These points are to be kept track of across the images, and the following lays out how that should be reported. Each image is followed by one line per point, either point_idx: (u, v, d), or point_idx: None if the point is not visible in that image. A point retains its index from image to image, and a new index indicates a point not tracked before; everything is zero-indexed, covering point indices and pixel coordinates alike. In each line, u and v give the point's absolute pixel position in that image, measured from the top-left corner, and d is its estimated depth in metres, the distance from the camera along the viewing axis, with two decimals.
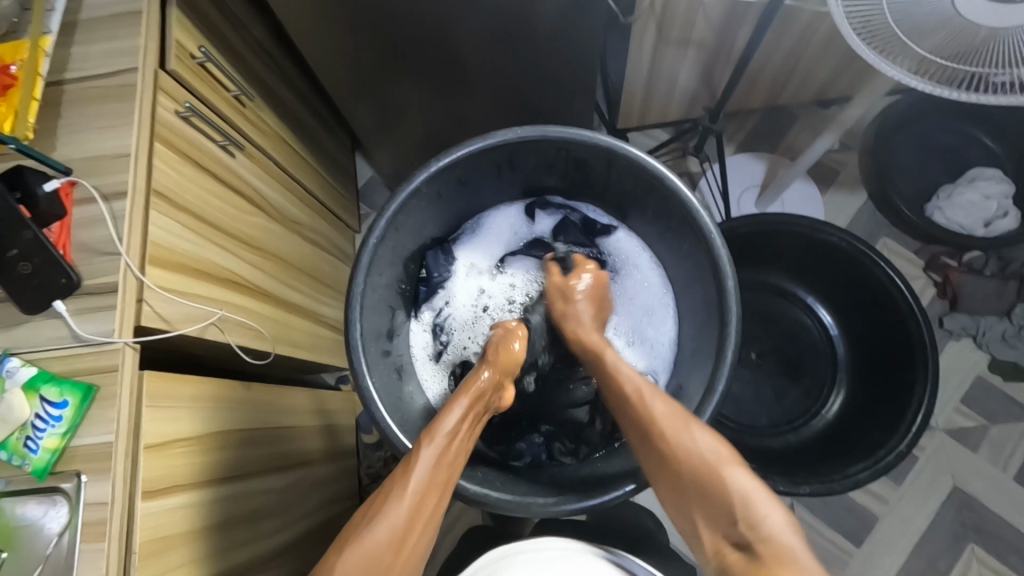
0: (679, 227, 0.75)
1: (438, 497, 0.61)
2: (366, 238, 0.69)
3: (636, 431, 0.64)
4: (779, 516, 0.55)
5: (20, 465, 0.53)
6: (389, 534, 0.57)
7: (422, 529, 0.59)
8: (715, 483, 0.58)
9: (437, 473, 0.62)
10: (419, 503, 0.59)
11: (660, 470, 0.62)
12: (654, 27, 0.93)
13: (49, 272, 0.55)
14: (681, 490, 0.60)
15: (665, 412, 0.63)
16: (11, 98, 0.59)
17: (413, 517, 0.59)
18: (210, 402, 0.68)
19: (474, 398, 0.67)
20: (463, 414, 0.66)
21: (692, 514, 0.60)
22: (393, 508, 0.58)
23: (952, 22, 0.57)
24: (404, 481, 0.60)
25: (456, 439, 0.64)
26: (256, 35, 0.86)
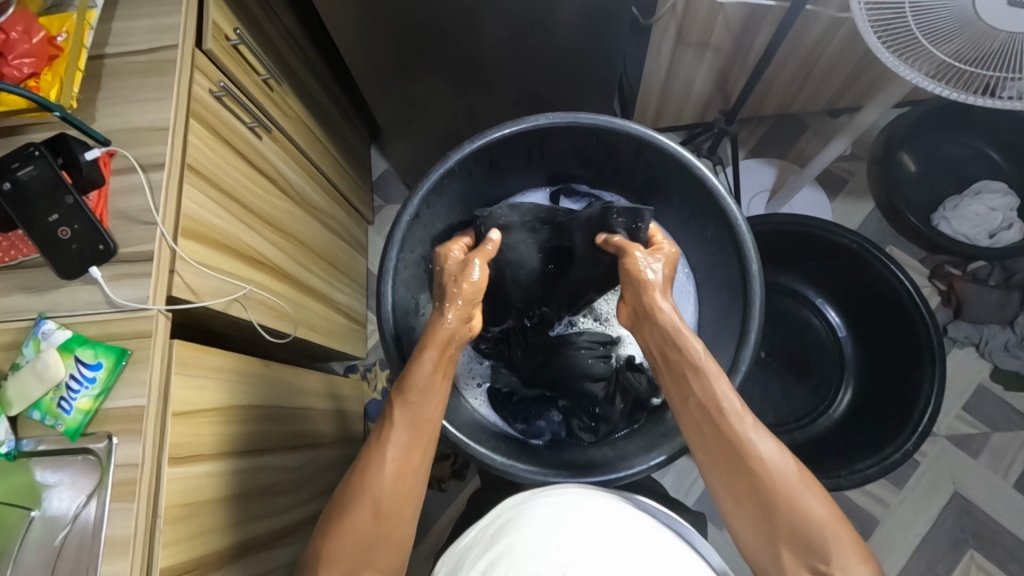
0: (704, 214, 0.77)
1: (417, 458, 0.64)
2: (400, 214, 0.72)
3: (724, 456, 0.61)
4: (864, 570, 0.54)
5: (53, 425, 0.55)
6: (370, 504, 0.60)
7: (407, 490, 0.62)
8: (804, 517, 0.56)
9: (413, 426, 0.65)
10: (400, 471, 0.62)
11: (744, 493, 0.59)
12: (674, 29, 0.95)
13: (87, 237, 0.57)
14: (768, 516, 0.57)
15: (754, 430, 0.61)
16: (57, 68, 0.61)
17: (395, 484, 0.62)
18: (234, 375, 0.69)
19: (440, 345, 0.68)
20: (431, 366, 0.67)
21: (778, 547, 0.57)
22: (371, 476, 0.61)
23: (970, 30, 0.58)
24: (382, 451, 0.63)
25: (426, 398, 0.66)
26: (286, 21, 0.88)
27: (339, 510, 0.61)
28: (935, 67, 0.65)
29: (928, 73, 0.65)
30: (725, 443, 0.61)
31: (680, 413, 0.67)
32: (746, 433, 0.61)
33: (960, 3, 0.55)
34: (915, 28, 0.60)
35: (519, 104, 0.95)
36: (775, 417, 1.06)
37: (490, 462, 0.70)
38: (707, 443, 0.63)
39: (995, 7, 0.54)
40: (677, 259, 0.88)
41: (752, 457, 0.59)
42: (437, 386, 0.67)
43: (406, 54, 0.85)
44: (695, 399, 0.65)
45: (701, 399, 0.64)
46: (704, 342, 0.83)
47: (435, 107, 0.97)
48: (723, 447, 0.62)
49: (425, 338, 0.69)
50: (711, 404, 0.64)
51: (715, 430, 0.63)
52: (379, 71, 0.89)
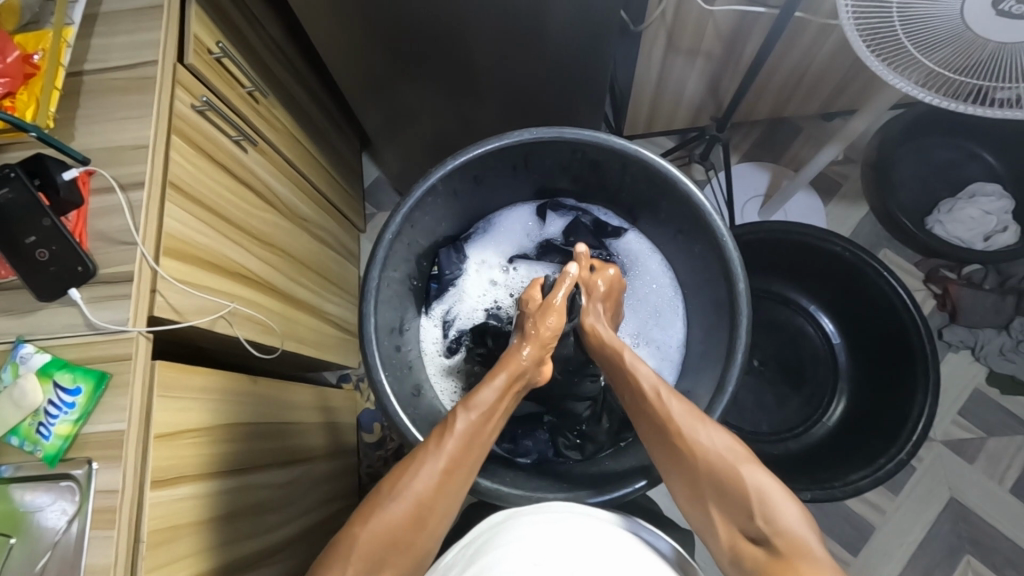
0: (692, 229, 0.77)
1: (469, 465, 0.65)
2: (382, 233, 0.72)
3: (652, 428, 0.66)
4: (791, 510, 0.57)
5: (32, 450, 0.54)
6: (414, 500, 0.61)
7: (448, 499, 0.63)
8: (726, 475, 0.60)
9: (471, 441, 0.65)
10: (445, 478, 0.63)
11: (671, 462, 0.65)
12: (664, 36, 0.94)
13: (67, 259, 0.57)
14: (695, 475, 0.62)
15: (679, 410, 0.65)
16: (33, 87, 0.61)
17: (442, 483, 0.63)
18: (219, 394, 0.68)
19: (513, 374, 0.70)
20: (501, 390, 0.69)
21: (708, 508, 0.61)
22: (423, 471, 0.63)
23: (959, 39, 0.57)
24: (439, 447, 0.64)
25: (491, 415, 0.67)
26: (272, 32, 0.87)
27: (381, 502, 0.61)
28: (924, 76, 0.64)
29: (917, 82, 0.64)
30: (659, 423, 0.66)
31: (622, 400, 0.72)
32: (670, 409, 0.65)
33: (949, 12, 0.54)
34: (904, 38, 0.59)
35: (508, 112, 0.95)
36: (769, 427, 1.05)
37: (474, 484, 0.70)
38: (641, 420, 0.68)
39: (982, 15, 0.53)
40: (666, 274, 0.87)
41: (684, 430, 0.64)
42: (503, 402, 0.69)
43: (392, 64, 0.84)
44: (625, 386, 0.70)
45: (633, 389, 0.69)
46: (693, 359, 0.82)
47: (424, 115, 0.96)
48: (653, 421, 0.66)
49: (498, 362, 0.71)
50: (635, 383, 0.69)
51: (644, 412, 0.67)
52: (366, 81, 0.88)
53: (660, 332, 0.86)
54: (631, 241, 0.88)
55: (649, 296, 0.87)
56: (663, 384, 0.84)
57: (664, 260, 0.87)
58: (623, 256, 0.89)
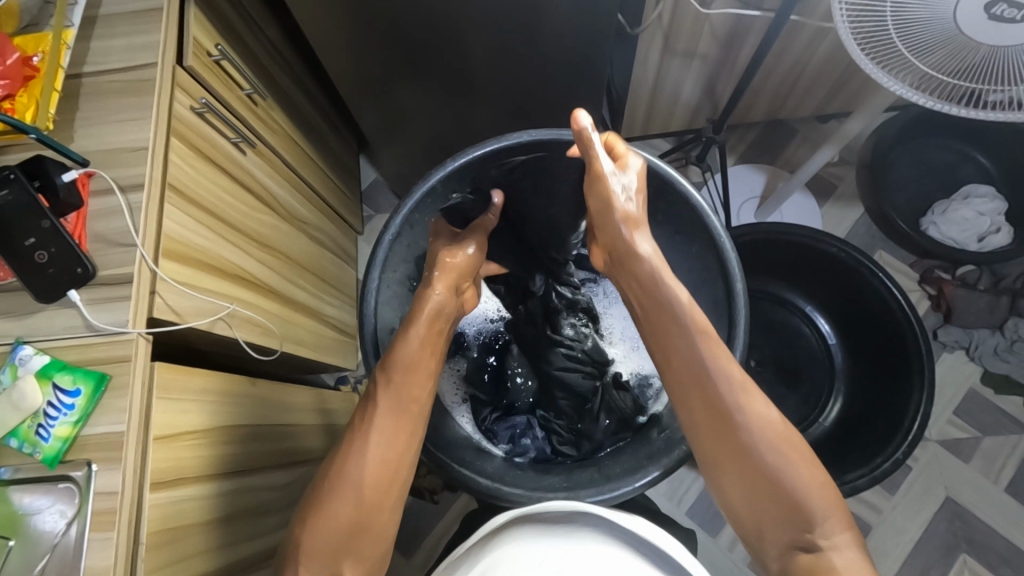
0: (689, 231, 0.77)
1: (405, 441, 0.65)
2: (382, 234, 0.72)
3: (706, 418, 0.61)
4: (845, 535, 0.56)
5: (31, 453, 0.54)
6: (353, 490, 0.61)
7: (390, 476, 0.63)
8: (787, 484, 0.57)
9: (398, 411, 0.66)
10: (383, 456, 0.63)
11: (733, 464, 0.59)
12: (661, 39, 0.95)
13: (65, 261, 0.57)
14: (755, 487, 0.58)
15: (745, 402, 0.60)
16: (32, 90, 0.61)
17: (381, 469, 0.63)
18: (218, 396, 0.68)
19: (429, 319, 0.71)
20: (419, 342, 0.69)
21: (762, 517, 0.58)
22: (354, 462, 0.62)
23: (952, 42, 0.58)
24: (367, 435, 0.64)
25: (413, 373, 0.68)
26: (270, 35, 0.87)
27: (321, 499, 0.61)
28: (918, 78, 0.64)
29: (911, 84, 0.65)
30: (708, 401, 0.61)
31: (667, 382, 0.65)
32: (734, 407, 0.60)
33: (942, 15, 0.55)
34: (898, 41, 0.60)
35: (505, 114, 0.95)
36: None
37: (476, 484, 0.71)
38: (691, 406, 0.62)
39: (975, 18, 0.54)
40: None
41: (745, 424, 0.59)
42: (426, 362, 0.69)
43: (390, 66, 0.84)
44: (678, 362, 0.64)
45: (704, 376, 0.61)
46: None
47: (422, 118, 0.97)
48: (708, 417, 0.61)
49: (413, 311, 0.72)
50: (692, 361, 0.62)
51: (711, 409, 0.61)
52: (364, 83, 0.88)
53: None
54: None
55: None
56: None
57: None
58: None
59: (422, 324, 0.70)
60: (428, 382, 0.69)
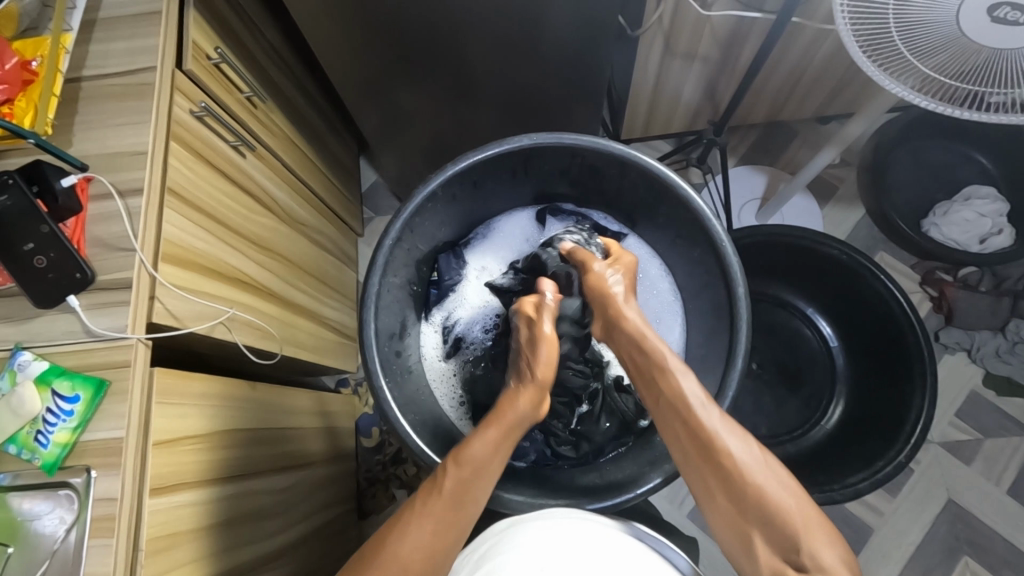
0: (690, 234, 0.77)
1: (454, 539, 0.61)
2: (383, 238, 0.72)
3: (692, 447, 0.62)
4: (833, 553, 0.54)
5: (30, 459, 0.54)
6: (395, 568, 0.57)
7: (434, 563, 0.59)
8: (764, 499, 0.57)
9: (458, 498, 0.62)
10: (431, 541, 0.60)
11: (706, 485, 0.61)
12: (662, 40, 0.95)
13: (64, 266, 0.57)
14: (736, 505, 0.58)
15: (717, 420, 0.62)
16: (31, 94, 0.61)
17: (425, 554, 0.59)
18: (218, 400, 0.68)
19: (504, 427, 0.67)
20: (490, 441, 0.66)
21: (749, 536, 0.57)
22: (395, 542, 0.59)
23: (955, 44, 0.58)
24: (417, 518, 0.61)
25: (483, 470, 0.64)
26: (270, 38, 0.87)
27: (359, 573, 0.58)
28: (920, 80, 0.64)
29: (913, 87, 0.65)
30: (693, 434, 0.62)
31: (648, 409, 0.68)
32: (714, 432, 0.61)
33: (944, 17, 0.55)
34: (900, 43, 0.59)
35: (505, 116, 0.95)
36: (768, 429, 1.06)
37: None
38: (675, 437, 0.64)
39: (977, 20, 0.53)
40: (664, 279, 0.87)
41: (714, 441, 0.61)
42: (497, 463, 0.65)
43: (390, 69, 0.84)
44: (663, 396, 0.66)
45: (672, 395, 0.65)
46: (692, 363, 0.82)
47: (421, 120, 0.96)
48: (692, 448, 0.62)
49: (491, 415, 0.68)
50: (677, 394, 0.65)
51: (684, 426, 0.63)
52: (364, 85, 0.88)
53: (659, 338, 0.87)
54: (632, 245, 0.88)
55: (649, 302, 0.87)
56: None
57: (662, 265, 0.87)
58: None
59: (503, 423, 0.67)
60: (492, 485, 0.65)
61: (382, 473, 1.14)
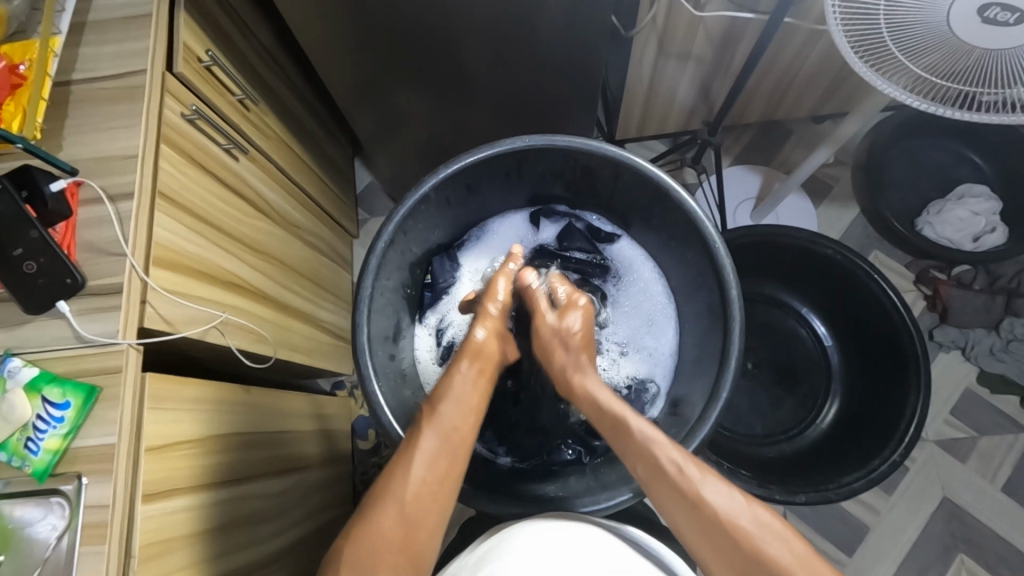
0: (684, 236, 0.77)
1: (450, 471, 0.65)
2: (376, 241, 0.72)
3: (675, 504, 0.61)
4: None
5: (20, 466, 0.54)
6: (394, 502, 0.62)
7: (435, 499, 0.63)
8: (765, 551, 0.56)
9: (447, 440, 0.66)
10: (428, 474, 0.63)
11: (706, 541, 0.59)
12: (656, 40, 0.94)
13: (55, 271, 0.56)
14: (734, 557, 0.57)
15: (704, 475, 0.61)
16: (19, 98, 0.60)
17: (422, 486, 0.63)
18: (212, 405, 0.68)
19: (474, 356, 0.73)
20: (467, 376, 0.71)
21: None
22: (399, 479, 0.63)
23: (947, 44, 0.58)
24: (412, 457, 0.64)
25: (459, 404, 0.69)
26: (262, 40, 0.86)
27: (368, 514, 0.61)
28: (912, 80, 0.64)
29: (906, 87, 0.65)
30: (680, 493, 0.60)
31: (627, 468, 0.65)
32: (699, 486, 0.60)
33: (935, 18, 0.55)
34: (891, 44, 0.59)
35: (499, 117, 0.94)
36: (763, 429, 1.06)
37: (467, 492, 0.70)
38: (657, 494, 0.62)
39: (968, 22, 0.53)
40: (658, 281, 0.87)
41: (705, 495, 0.60)
42: (474, 395, 0.70)
43: (383, 70, 0.84)
44: (642, 459, 0.63)
45: (649, 454, 0.63)
46: (687, 365, 0.82)
47: (415, 121, 0.96)
48: (679, 500, 0.61)
49: (459, 350, 0.74)
50: (656, 452, 0.63)
51: (673, 490, 0.61)
52: (358, 86, 0.88)
53: (652, 339, 0.86)
54: (624, 247, 0.89)
55: (644, 303, 0.87)
56: (656, 391, 0.84)
57: (656, 266, 0.87)
58: (617, 263, 0.89)
59: (467, 364, 0.72)
60: (474, 423, 0.69)
61: (378, 475, 1.14)
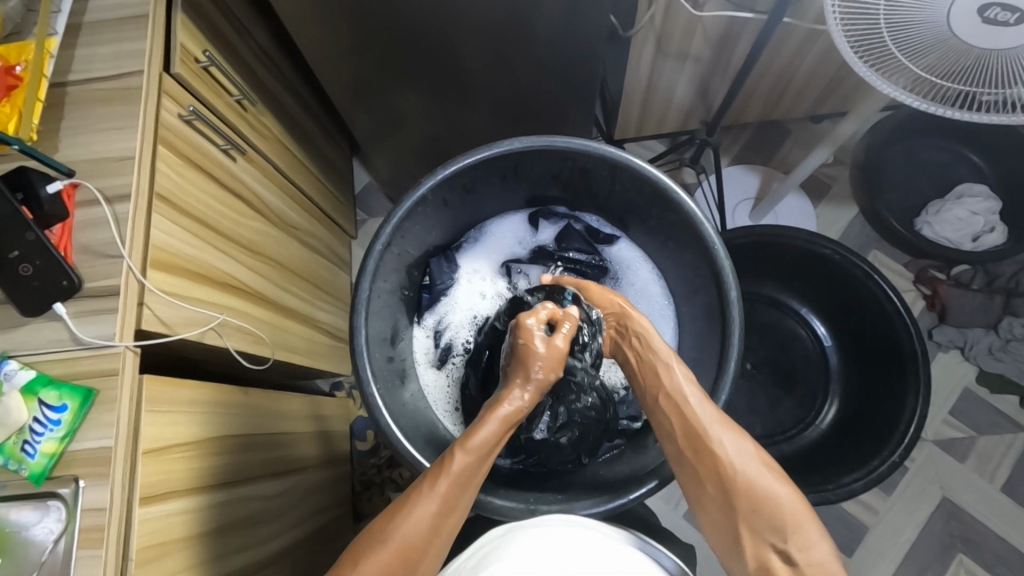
0: (682, 237, 0.77)
1: (458, 512, 0.61)
2: (373, 243, 0.71)
3: (685, 440, 0.63)
4: (822, 546, 0.55)
5: (17, 469, 0.54)
6: (404, 547, 0.56)
7: (439, 544, 0.59)
8: (759, 492, 0.58)
9: (467, 488, 0.61)
10: (440, 520, 0.59)
11: (704, 476, 0.61)
12: (654, 40, 0.94)
13: (51, 273, 0.56)
14: (727, 495, 0.59)
15: (713, 418, 0.63)
16: (14, 99, 0.60)
17: (432, 534, 0.58)
18: (210, 407, 0.68)
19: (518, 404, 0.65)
20: (501, 422, 0.64)
21: (736, 526, 0.59)
22: (412, 523, 0.57)
23: (947, 43, 0.57)
24: (427, 498, 0.59)
25: (488, 453, 0.63)
26: (259, 40, 0.86)
27: (370, 547, 0.56)
28: (912, 80, 0.64)
29: (905, 87, 0.64)
30: (687, 431, 0.63)
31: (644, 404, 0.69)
32: (704, 423, 0.63)
33: (935, 18, 0.55)
34: (890, 43, 0.59)
35: (497, 117, 0.94)
36: (762, 430, 1.06)
37: None
38: (670, 430, 0.65)
39: (968, 22, 0.53)
40: (656, 282, 0.87)
41: (710, 436, 0.62)
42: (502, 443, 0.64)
43: (381, 70, 0.83)
44: (659, 390, 0.67)
45: (665, 392, 0.66)
46: (686, 366, 0.82)
47: (414, 121, 0.96)
48: (684, 431, 0.64)
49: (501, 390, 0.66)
50: (673, 391, 0.66)
51: (681, 425, 0.64)
52: (356, 87, 0.88)
53: None
54: (623, 248, 0.88)
55: (642, 304, 0.87)
56: None
57: (655, 267, 0.87)
58: (615, 264, 0.89)
59: (502, 414, 0.64)
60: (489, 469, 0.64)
61: (377, 476, 1.14)
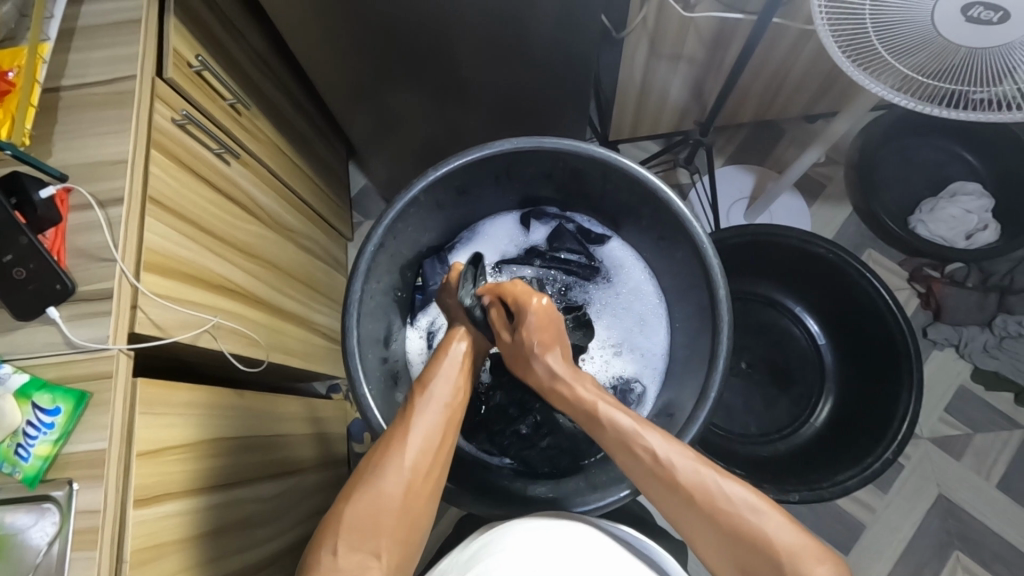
0: (673, 236, 0.77)
1: (443, 434, 0.66)
2: (365, 244, 0.72)
3: (661, 493, 0.62)
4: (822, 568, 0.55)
5: (11, 472, 0.54)
6: (398, 471, 0.62)
7: (432, 464, 0.64)
8: (750, 531, 0.57)
9: (442, 413, 0.67)
10: (426, 444, 0.64)
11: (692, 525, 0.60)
12: (646, 42, 0.95)
13: (44, 277, 0.56)
14: (723, 542, 0.58)
15: (680, 459, 0.61)
16: (9, 103, 0.60)
17: (420, 458, 0.63)
18: (205, 409, 0.68)
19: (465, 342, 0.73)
20: (456, 356, 0.72)
21: (732, 564, 0.58)
22: (398, 449, 0.63)
23: (933, 43, 0.58)
24: (409, 425, 0.65)
25: (450, 381, 0.70)
26: (254, 44, 0.87)
27: (367, 479, 0.62)
28: (900, 80, 0.64)
29: (894, 86, 0.65)
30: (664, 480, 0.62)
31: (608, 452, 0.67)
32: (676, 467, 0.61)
33: (921, 18, 0.55)
34: (877, 43, 0.60)
35: (491, 118, 0.95)
36: (757, 428, 1.06)
37: (461, 497, 0.70)
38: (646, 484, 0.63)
39: (952, 22, 0.54)
40: (649, 282, 0.87)
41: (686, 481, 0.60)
42: (462, 374, 0.71)
43: (375, 73, 0.84)
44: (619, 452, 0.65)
45: (627, 446, 0.64)
46: (677, 366, 0.82)
47: (409, 124, 0.96)
48: (657, 484, 0.62)
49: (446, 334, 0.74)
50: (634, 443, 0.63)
51: (650, 476, 0.62)
52: (351, 91, 0.88)
53: (645, 339, 0.86)
54: (615, 248, 0.89)
55: (634, 304, 0.88)
56: (644, 392, 0.84)
57: (646, 266, 0.87)
58: (607, 263, 0.89)
59: (456, 352, 0.72)
60: (464, 398, 0.71)
61: None
